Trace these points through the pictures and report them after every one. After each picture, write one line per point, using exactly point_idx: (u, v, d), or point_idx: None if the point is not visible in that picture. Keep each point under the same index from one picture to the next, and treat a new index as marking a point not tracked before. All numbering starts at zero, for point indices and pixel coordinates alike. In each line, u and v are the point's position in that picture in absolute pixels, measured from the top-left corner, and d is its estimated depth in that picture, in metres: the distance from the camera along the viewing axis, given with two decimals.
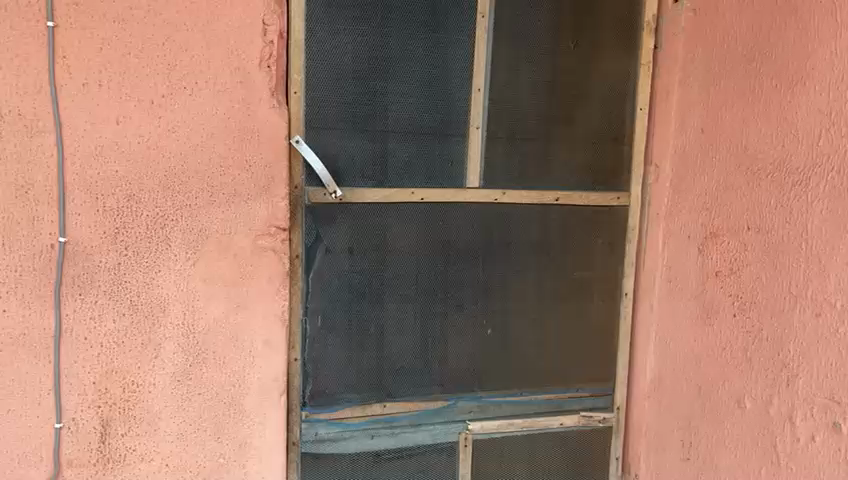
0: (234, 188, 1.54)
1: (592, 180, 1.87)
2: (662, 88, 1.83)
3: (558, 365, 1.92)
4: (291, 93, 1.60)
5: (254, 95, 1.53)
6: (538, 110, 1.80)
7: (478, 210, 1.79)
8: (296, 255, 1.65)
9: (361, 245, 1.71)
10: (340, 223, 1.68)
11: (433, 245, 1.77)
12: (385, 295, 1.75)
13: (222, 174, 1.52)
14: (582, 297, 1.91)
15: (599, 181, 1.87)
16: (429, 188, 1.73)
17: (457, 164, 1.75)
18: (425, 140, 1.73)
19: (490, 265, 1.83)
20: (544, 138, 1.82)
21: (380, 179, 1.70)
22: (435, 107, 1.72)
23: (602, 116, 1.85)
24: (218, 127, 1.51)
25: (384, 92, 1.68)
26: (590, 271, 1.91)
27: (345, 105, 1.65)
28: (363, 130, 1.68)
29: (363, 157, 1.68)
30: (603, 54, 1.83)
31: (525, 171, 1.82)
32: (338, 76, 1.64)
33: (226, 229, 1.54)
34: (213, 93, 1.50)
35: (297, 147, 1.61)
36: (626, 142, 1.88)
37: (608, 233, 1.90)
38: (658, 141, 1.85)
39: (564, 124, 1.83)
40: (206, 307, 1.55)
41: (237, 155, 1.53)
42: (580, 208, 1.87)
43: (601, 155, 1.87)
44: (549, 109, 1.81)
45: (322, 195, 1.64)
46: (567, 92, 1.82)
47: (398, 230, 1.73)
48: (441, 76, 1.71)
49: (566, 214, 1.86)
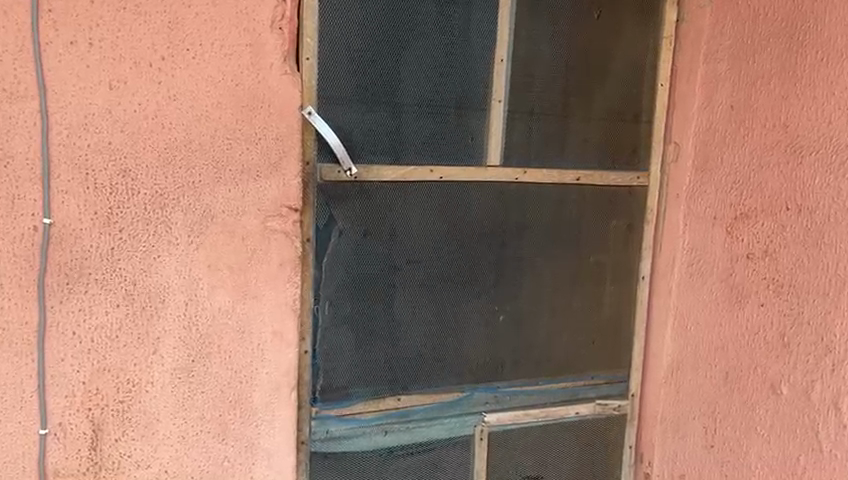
0: (242, 164, 1.38)
1: (612, 159, 1.78)
2: (684, 63, 1.76)
3: (573, 352, 1.84)
4: (303, 60, 1.45)
5: (265, 60, 1.37)
6: (559, 84, 1.70)
7: (496, 190, 1.68)
8: (307, 238, 1.50)
9: (376, 228, 1.57)
10: (355, 204, 1.54)
11: (450, 228, 1.65)
12: (399, 281, 1.62)
13: (228, 148, 1.37)
14: (599, 282, 1.84)
15: (619, 161, 1.79)
16: (447, 166, 1.61)
17: (477, 141, 1.64)
18: (445, 115, 1.60)
19: (507, 250, 1.73)
20: (566, 114, 1.72)
21: (396, 156, 1.57)
22: (455, 79, 1.60)
23: (623, 92, 1.77)
24: (224, 95, 1.35)
25: (401, 62, 1.55)
26: (606, 255, 1.83)
27: (360, 75, 1.51)
28: (380, 103, 1.54)
29: (379, 132, 1.55)
30: (625, 26, 1.74)
31: (545, 149, 1.71)
32: (354, 42, 1.49)
33: (232, 210, 1.39)
34: (219, 56, 1.34)
35: (310, 120, 1.45)
36: (646, 119, 1.79)
37: (626, 215, 1.82)
38: (679, 118, 1.78)
39: (586, 100, 1.73)
40: (210, 296, 1.40)
41: (246, 127, 1.37)
42: (599, 188, 1.78)
43: (622, 133, 1.78)
44: (571, 83, 1.71)
45: (336, 172, 1.50)
46: (590, 66, 1.72)
47: (414, 212, 1.61)
48: (462, 46, 1.59)
49: (586, 195, 1.77)
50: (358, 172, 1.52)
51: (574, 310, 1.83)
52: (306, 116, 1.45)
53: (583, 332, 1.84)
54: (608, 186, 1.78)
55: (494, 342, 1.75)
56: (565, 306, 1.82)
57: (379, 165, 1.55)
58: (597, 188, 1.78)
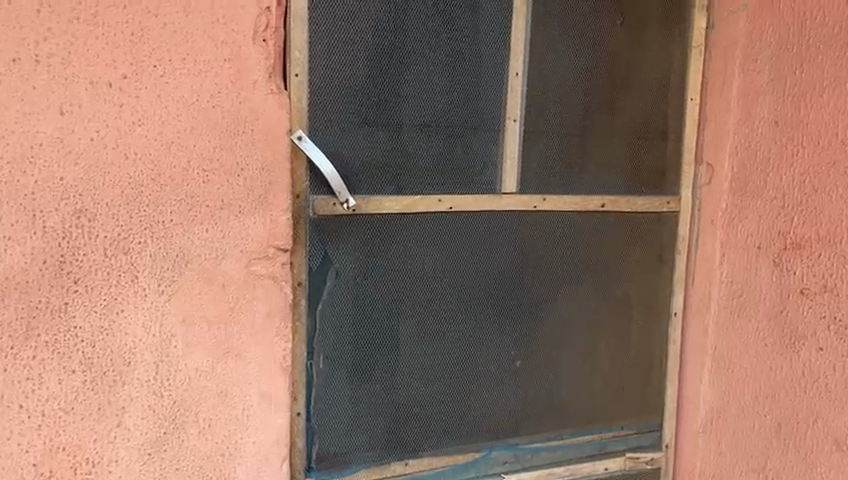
0: (222, 199, 1.17)
1: (639, 183, 1.59)
2: (717, 73, 1.58)
3: (600, 400, 1.63)
4: (291, 76, 1.25)
5: (247, 77, 1.17)
6: (580, 100, 1.51)
7: (513, 221, 1.47)
8: (298, 282, 1.29)
9: (378, 267, 1.37)
10: (353, 241, 1.33)
11: (462, 264, 1.45)
12: (404, 327, 1.41)
13: (205, 180, 1.16)
14: (626, 320, 1.64)
15: (647, 184, 1.59)
16: (458, 194, 1.41)
17: (490, 166, 1.44)
18: (453, 137, 1.41)
19: (526, 287, 1.53)
20: (589, 133, 1.52)
21: (399, 184, 1.37)
22: (464, 96, 1.40)
23: (650, 108, 1.58)
24: (199, 119, 1.15)
25: (404, 77, 1.35)
26: (634, 289, 1.63)
27: (357, 93, 1.31)
28: (380, 124, 1.34)
29: (380, 157, 1.35)
30: (649, 34, 1.56)
31: (566, 173, 1.51)
32: (350, 56, 1.30)
33: (211, 253, 1.18)
34: (192, 73, 1.14)
35: (300, 146, 1.25)
36: (674, 138, 1.61)
37: (654, 245, 1.63)
38: (711, 135, 1.59)
39: (610, 117, 1.54)
40: (186, 356, 1.18)
41: (226, 156, 1.17)
42: (626, 216, 1.58)
43: (649, 154, 1.59)
44: (593, 98, 1.52)
45: (331, 206, 1.30)
46: (613, 80, 1.53)
47: (420, 248, 1.40)
48: (472, 58, 1.39)
49: (611, 224, 1.57)
50: (357, 204, 1.32)
51: (600, 353, 1.62)
52: (295, 141, 1.25)
53: (610, 377, 1.64)
54: (636, 212, 1.58)
55: (513, 392, 1.54)
56: (590, 348, 1.61)
57: (380, 195, 1.34)
58: (624, 215, 1.58)
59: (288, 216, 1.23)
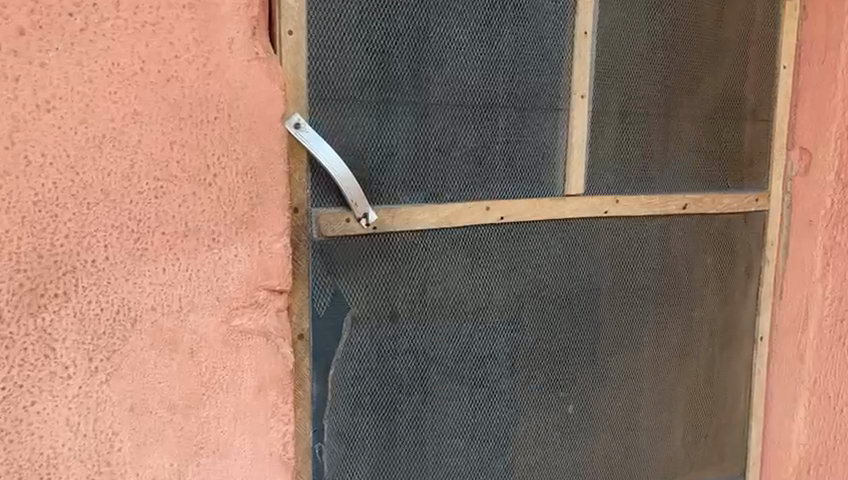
0: (186, 223, 0.77)
1: (722, 176, 1.23)
2: (818, 35, 1.26)
3: (678, 454, 1.27)
4: (283, 34, 0.83)
5: (220, 33, 0.76)
6: (662, 70, 1.14)
7: (580, 232, 1.10)
8: (300, 335, 0.89)
9: (405, 307, 0.97)
10: (372, 269, 0.93)
11: (514, 296, 1.06)
12: (444, 386, 1.02)
13: (158, 196, 0.75)
14: (711, 354, 1.27)
15: (732, 178, 1.24)
16: (510, 199, 1.02)
17: (549, 159, 1.06)
18: (501, 122, 1.01)
19: (599, 319, 1.14)
20: (668, 114, 1.16)
21: (434, 187, 0.97)
22: (516, 64, 1.00)
23: (737, 80, 1.23)
24: (145, 99, 0.73)
25: (434, 38, 0.94)
26: (720, 313, 1.27)
27: (371, 59, 0.90)
28: (400, 105, 0.93)
29: (403, 153, 0.94)
30: None
31: (642, 165, 1.14)
32: (360, 5, 0.88)
33: (170, 305, 0.77)
34: (131, 27, 0.72)
35: (299, 137, 0.84)
36: (764, 116, 1.26)
37: (744, 254, 1.27)
38: (809, 114, 1.27)
39: (693, 92, 1.18)
40: (138, 462, 0.78)
41: (190, 157, 0.76)
42: (711, 218, 1.23)
43: (735, 138, 1.24)
44: (677, 67, 1.15)
45: (344, 223, 0.90)
46: (697, 44, 1.17)
47: (460, 278, 1.01)
48: (526, 12, 1.00)
49: (693, 229, 1.21)
50: (377, 220, 0.92)
51: (679, 396, 1.25)
52: (292, 131, 0.83)
53: (691, 425, 1.28)
54: (721, 213, 1.23)
55: (578, 460, 1.17)
56: (671, 393, 1.24)
57: (408, 204, 0.95)
58: (707, 218, 1.22)
59: (285, 242, 0.83)
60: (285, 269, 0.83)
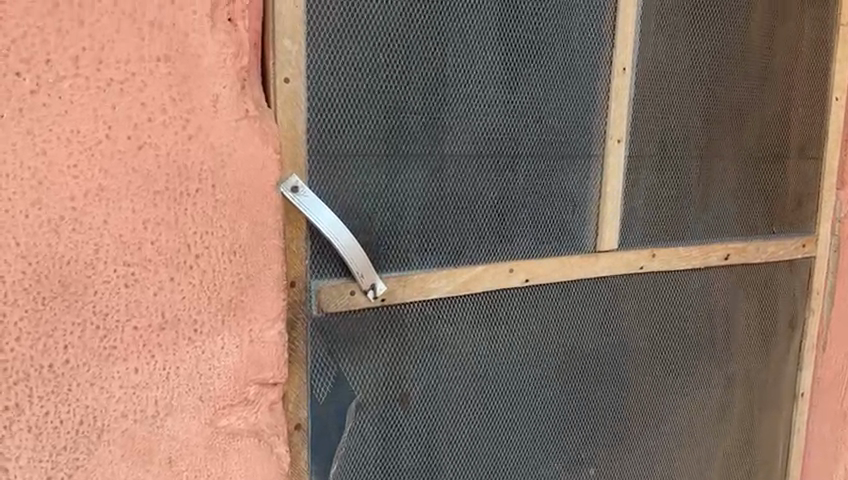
0: (163, 314, 0.65)
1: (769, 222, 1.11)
2: None
3: None
4: (278, 82, 0.71)
5: (202, 90, 0.64)
6: (708, 107, 1.01)
7: (612, 291, 0.98)
8: (297, 425, 0.78)
9: (415, 386, 0.85)
10: (379, 350, 0.82)
11: (537, 367, 0.94)
12: (460, 469, 0.90)
13: (129, 284, 0.63)
14: (750, 414, 1.16)
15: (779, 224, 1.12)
16: (537, 259, 0.90)
17: (582, 211, 0.93)
18: (527, 174, 0.88)
19: (633, 385, 1.03)
20: (714, 155, 1.03)
21: (452, 249, 0.85)
22: (544, 108, 0.88)
23: (788, 116, 1.11)
24: (112, 172, 0.61)
25: (452, 82, 0.81)
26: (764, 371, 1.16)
27: (379, 109, 0.78)
28: (413, 160, 0.81)
29: (416, 215, 0.82)
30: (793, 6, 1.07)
31: (684, 214, 1.02)
32: (367, 48, 0.76)
33: (144, 410, 0.65)
34: (94, 86, 0.59)
35: (295, 202, 0.72)
36: (814, 153, 1.14)
37: (787, 304, 1.16)
38: None
39: (740, 129, 1.05)
40: None
41: (167, 237, 0.64)
42: (754, 268, 1.11)
43: (783, 178, 1.12)
44: (724, 103, 1.03)
45: (348, 297, 0.78)
46: (747, 76, 1.04)
47: (477, 349, 0.89)
48: (556, 49, 0.87)
49: (736, 281, 1.09)
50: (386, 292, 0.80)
51: (715, 462, 1.14)
52: (288, 195, 0.71)
53: None
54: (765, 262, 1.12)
55: None
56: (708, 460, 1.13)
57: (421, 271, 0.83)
58: (750, 268, 1.11)
59: (281, 328, 0.72)
60: (281, 358, 0.72)
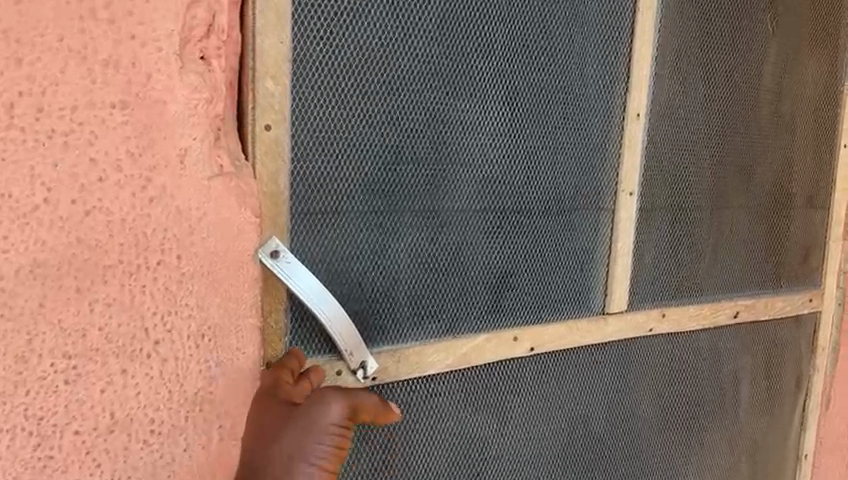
0: (114, 413, 0.53)
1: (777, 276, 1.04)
2: None
3: None
4: (258, 130, 0.60)
5: (168, 142, 0.53)
6: (720, 156, 0.94)
7: (620, 356, 0.89)
8: None
9: (408, 479, 0.74)
10: (366, 439, 0.70)
11: (542, 446, 0.84)
12: None
13: (71, 380, 0.51)
14: None
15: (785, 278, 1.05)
16: (542, 324, 0.81)
17: (589, 271, 0.84)
18: (534, 233, 0.79)
19: (640, 459, 0.94)
20: (725, 207, 0.96)
21: (451, 317, 0.75)
22: (554, 160, 0.79)
23: (798, 165, 1.05)
24: (52, 243, 0.49)
25: (455, 131, 0.72)
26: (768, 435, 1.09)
27: (375, 162, 0.67)
28: (410, 218, 0.71)
29: (412, 281, 0.72)
30: (803, 50, 1.02)
31: (695, 270, 0.94)
32: (362, 92, 0.66)
33: None
34: (31, 138, 0.48)
35: (275, 271, 0.61)
36: (822, 204, 1.09)
37: (792, 361, 1.09)
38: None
39: (751, 179, 0.99)
40: None
41: (121, 320, 0.52)
42: (762, 325, 1.04)
43: (792, 230, 1.05)
44: (736, 152, 0.96)
45: (334, 377, 0.67)
46: (759, 124, 0.98)
47: (477, 431, 0.78)
48: (568, 96, 0.79)
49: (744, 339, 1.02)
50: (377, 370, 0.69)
51: None
52: (268, 262, 0.60)
53: None
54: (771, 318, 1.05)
55: None
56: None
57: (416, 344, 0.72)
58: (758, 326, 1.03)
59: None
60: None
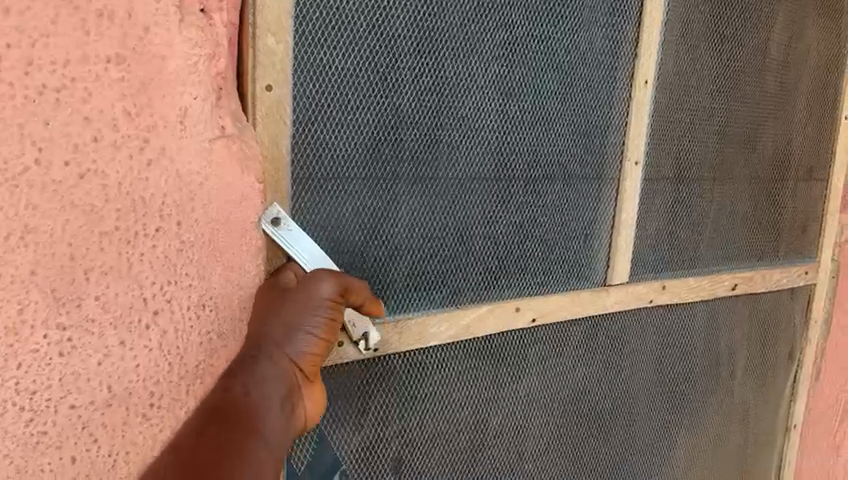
0: (111, 387, 0.51)
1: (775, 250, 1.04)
2: None
3: None
4: (259, 90, 0.56)
5: (167, 101, 0.49)
6: (726, 127, 0.93)
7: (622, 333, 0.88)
8: None
9: (406, 450, 0.72)
10: (366, 412, 0.69)
11: (541, 416, 0.83)
12: None
13: (66, 352, 0.48)
14: (744, 450, 1.09)
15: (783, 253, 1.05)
16: (544, 294, 0.80)
17: (592, 241, 0.83)
18: (538, 202, 0.77)
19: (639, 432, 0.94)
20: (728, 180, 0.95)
21: (454, 288, 0.73)
22: (560, 129, 0.77)
23: (800, 137, 1.04)
24: (44, 207, 0.46)
25: (462, 98, 0.69)
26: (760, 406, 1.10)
27: (378, 127, 0.65)
28: (412, 186, 0.68)
29: (415, 252, 0.70)
30: (810, 20, 1.00)
31: (699, 243, 0.93)
32: (366, 52, 0.62)
33: None
34: (19, 94, 0.44)
35: (276, 239, 0.57)
36: (820, 177, 1.08)
37: (785, 333, 1.10)
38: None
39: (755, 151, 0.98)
40: None
41: (117, 290, 0.50)
42: (758, 298, 1.04)
43: (791, 202, 1.05)
44: (740, 124, 0.94)
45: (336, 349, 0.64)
46: (765, 93, 0.96)
47: (476, 403, 0.77)
48: (577, 63, 0.76)
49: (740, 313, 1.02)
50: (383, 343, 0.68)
51: None
52: (268, 230, 0.56)
53: None
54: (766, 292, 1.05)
55: None
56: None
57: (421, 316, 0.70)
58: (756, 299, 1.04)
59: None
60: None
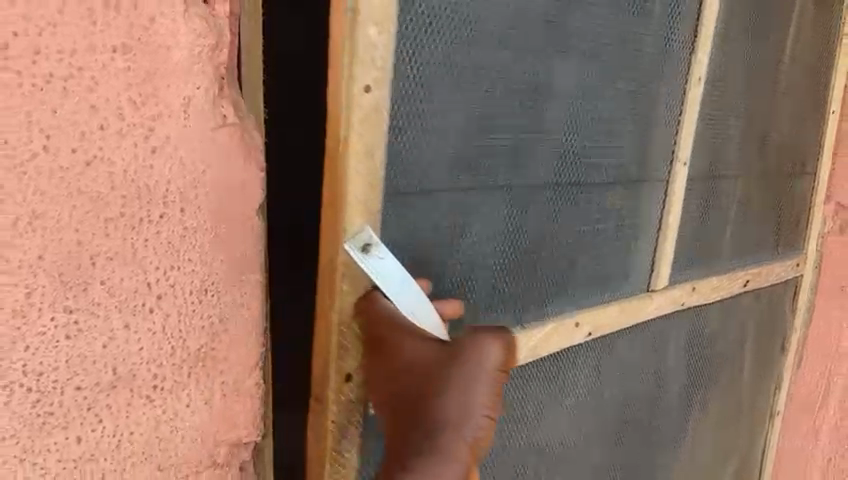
0: (118, 369, 0.52)
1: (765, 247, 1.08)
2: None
3: None
4: (360, 90, 0.57)
5: (170, 91, 0.51)
6: (729, 127, 0.95)
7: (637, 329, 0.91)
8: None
9: None
10: None
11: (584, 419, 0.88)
12: None
13: (73, 335, 0.50)
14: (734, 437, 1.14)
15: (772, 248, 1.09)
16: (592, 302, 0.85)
17: (623, 239, 0.87)
18: (583, 202, 0.81)
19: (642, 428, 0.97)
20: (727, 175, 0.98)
21: (503, 290, 0.75)
22: (604, 131, 0.80)
23: (793, 133, 1.06)
24: (49, 192, 0.47)
25: (524, 100, 0.71)
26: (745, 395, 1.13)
27: (453, 132, 0.66)
28: (475, 189, 0.69)
29: (477, 253, 0.71)
30: (805, 18, 1.02)
31: (698, 238, 0.96)
32: (444, 51, 0.63)
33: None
34: (25, 82, 0.45)
35: (366, 262, 0.60)
36: (809, 170, 1.12)
37: (773, 322, 1.14)
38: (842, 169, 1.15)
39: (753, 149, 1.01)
40: None
41: (122, 275, 0.51)
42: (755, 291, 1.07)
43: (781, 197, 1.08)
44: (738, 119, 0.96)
45: None
46: (765, 94, 0.99)
47: (536, 405, 0.81)
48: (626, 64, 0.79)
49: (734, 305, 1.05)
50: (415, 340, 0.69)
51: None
52: (356, 253, 0.60)
53: None
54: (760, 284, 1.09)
55: None
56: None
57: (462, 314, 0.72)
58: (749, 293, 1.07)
59: (259, 378, 0.60)
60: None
